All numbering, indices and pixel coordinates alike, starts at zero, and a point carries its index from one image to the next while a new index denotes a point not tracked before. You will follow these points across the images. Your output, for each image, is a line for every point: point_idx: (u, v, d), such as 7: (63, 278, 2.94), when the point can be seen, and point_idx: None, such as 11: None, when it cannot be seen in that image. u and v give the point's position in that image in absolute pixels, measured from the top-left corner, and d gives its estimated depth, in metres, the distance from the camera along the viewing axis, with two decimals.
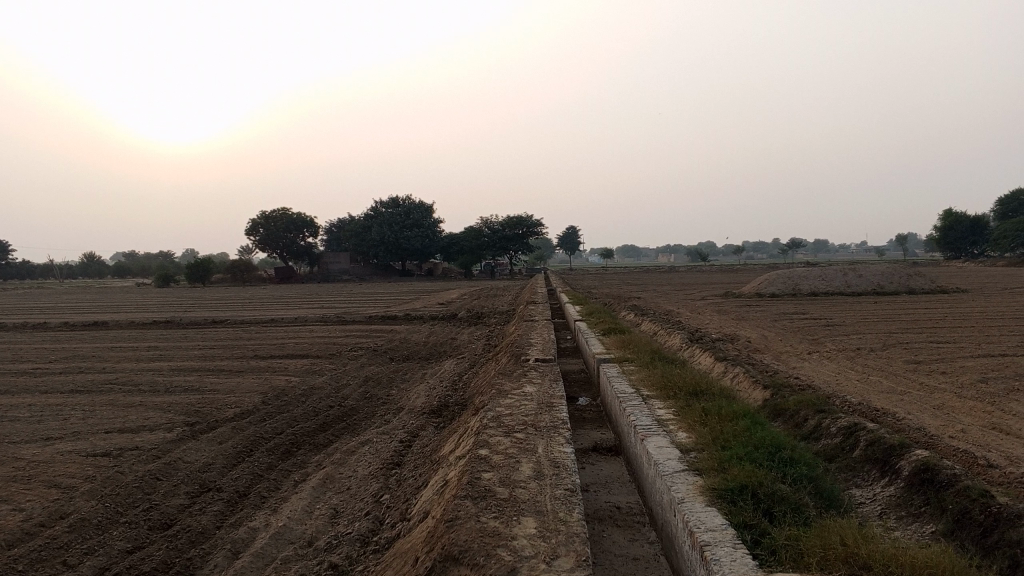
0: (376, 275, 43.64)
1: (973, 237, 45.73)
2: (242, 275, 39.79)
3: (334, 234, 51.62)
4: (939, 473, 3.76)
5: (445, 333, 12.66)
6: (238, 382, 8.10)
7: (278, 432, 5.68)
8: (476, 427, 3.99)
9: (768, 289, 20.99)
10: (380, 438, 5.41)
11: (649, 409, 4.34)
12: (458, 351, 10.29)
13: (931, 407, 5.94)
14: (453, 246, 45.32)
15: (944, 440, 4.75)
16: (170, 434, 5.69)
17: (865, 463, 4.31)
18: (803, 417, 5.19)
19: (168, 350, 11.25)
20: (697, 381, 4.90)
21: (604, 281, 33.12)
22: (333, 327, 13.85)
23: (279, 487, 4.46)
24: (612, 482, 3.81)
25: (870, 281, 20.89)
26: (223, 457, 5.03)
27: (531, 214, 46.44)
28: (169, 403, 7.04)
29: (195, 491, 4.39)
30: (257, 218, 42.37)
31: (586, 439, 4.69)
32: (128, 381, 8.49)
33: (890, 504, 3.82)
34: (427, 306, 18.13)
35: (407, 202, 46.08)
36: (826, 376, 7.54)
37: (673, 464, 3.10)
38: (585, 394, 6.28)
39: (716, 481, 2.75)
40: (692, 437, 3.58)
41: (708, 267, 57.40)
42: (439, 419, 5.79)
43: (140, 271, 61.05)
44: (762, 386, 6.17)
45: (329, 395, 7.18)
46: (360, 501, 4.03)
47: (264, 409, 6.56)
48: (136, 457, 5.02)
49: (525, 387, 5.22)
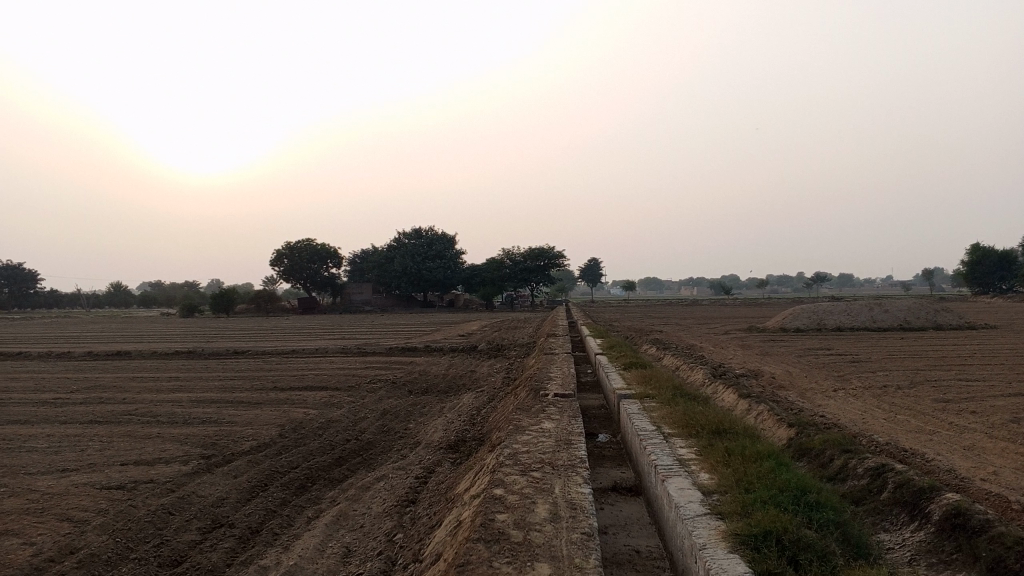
0: (398, 306, 43.78)
1: (1001, 271, 45.09)
2: (265, 306, 40.08)
3: (356, 265, 51.95)
4: (972, 518, 3.62)
5: (464, 365, 12.61)
6: (256, 413, 8.08)
7: (294, 466, 5.62)
8: (492, 465, 3.91)
9: (792, 324, 20.77)
10: (396, 473, 5.34)
11: (670, 448, 4.24)
12: (477, 384, 10.22)
13: (962, 448, 5.77)
14: (474, 278, 45.45)
15: (976, 483, 4.60)
16: (185, 467, 5.65)
17: (893, 506, 4.16)
18: (829, 457, 5.05)
19: (189, 381, 11.27)
20: (720, 419, 4.79)
21: (626, 315, 33.01)
22: (353, 359, 13.84)
23: (292, 523, 4.39)
24: (632, 524, 3.70)
25: (896, 317, 20.61)
26: (237, 491, 4.97)
27: (553, 247, 46.56)
28: (187, 435, 7.01)
29: (207, 526, 4.33)
30: (281, 249, 42.76)
31: (605, 478, 4.59)
32: (148, 412, 8.49)
33: (920, 550, 3.68)
34: (448, 338, 18.07)
35: (429, 233, 46.34)
36: (853, 414, 7.38)
37: (694, 507, 3.00)
38: (605, 431, 6.17)
39: (739, 525, 2.64)
40: (714, 478, 3.48)
41: (730, 301, 57.07)
42: (456, 454, 5.71)
43: (165, 301, 61.73)
44: (786, 424, 6.04)
45: (347, 428, 7.12)
46: (374, 540, 3.95)
47: (280, 442, 6.51)
48: (150, 491, 4.98)
49: (543, 423, 5.13)
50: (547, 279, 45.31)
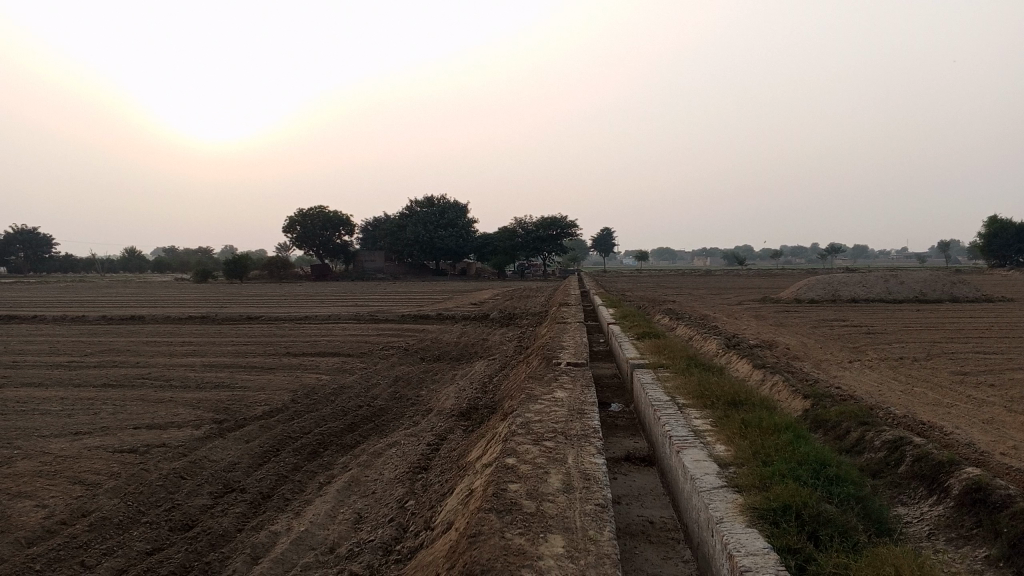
0: (411, 274, 43.77)
1: (1019, 244, 44.61)
2: (278, 272, 40.15)
3: (369, 233, 51.94)
4: (992, 493, 3.55)
5: (476, 333, 12.57)
6: (268, 379, 8.08)
7: (305, 432, 5.60)
8: (505, 433, 3.86)
9: (806, 295, 20.62)
10: (407, 440, 5.31)
11: (685, 419, 4.18)
12: (489, 353, 10.18)
13: (981, 421, 5.68)
14: (486, 246, 44.88)
15: (996, 457, 4.52)
16: (197, 431, 5.64)
17: (911, 480, 4.10)
18: (846, 430, 4.99)
19: (202, 346, 11.30)
20: (736, 390, 4.71)
21: (638, 285, 32.89)
22: (365, 326, 13.82)
23: (304, 489, 4.37)
24: (646, 494, 3.65)
25: (911, 289, 20.41)
26: (248, 456, 4.96)
27: (565, 217, 46.43)
28: (199, 399, 7.02)
29: (219, 491, 4.32)
30: (294, 215, 42.72)
31: (618, 448, 4.54)
32: (161, 376, 8.51)
33: (939, 525, 3.62)
34: (460, 307, 18.03)
35: (442, 201, 46.21)
36: (869, 386, 7.30)
37: (711, 479, 2.95)
38: (618, 400, 6.12)
39: (756, 499, 2.58)
40: (731, 450, 3.42)
41: (743, 271, 56.85)
42: (468, 422, 5.68)
43: (179, 267, 62.01)
44: (802, 395, 5.96)
45: (359, 394, 7.10)
46: (385, 507, 3.92)
47: (292, 407, 6.50)
48: (162, 455, 4.98)
49: (556, 392, 5.07)
50: (559, 248, 45.23)
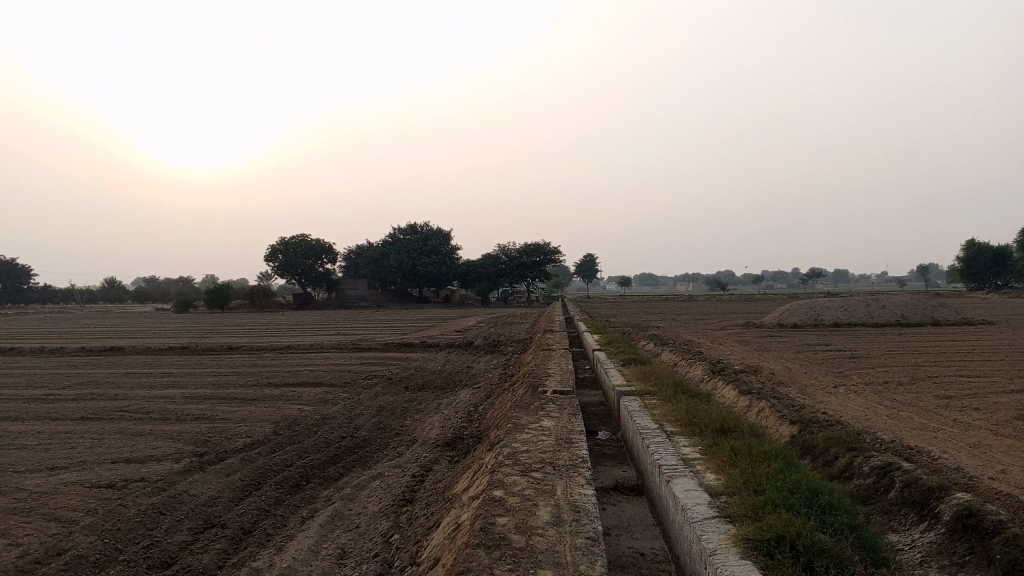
0: (394, 302, 43.60)
1: (997, 267, 45.18)
2: (260, 301, 39.87)
3: (352, 261, 51.79)
4: (984, 519, 3.52)
5: (461, 361, 12.49)
6: (250, 410, 7.95)
7: (287, 464, 5.50)
8: (491, 464, 3.80)
9: (789, 320, 20.70)
10: (392, 471, 5.23)
11: (673, 447, 4.13)
12: (474, 381, 10.10)
13: (968, 445, 5.67)
14: (469, 273, 44.99)
15: (985, 482, 4.50)
16: (177, 465, 5.53)
17: (901, 506, 4.07)
18: (833, 455, 4.96)
19: (182, 377, 11.12)
20: (724, 417, 4.68)
21: (622, 311, 32.91)
22: (348, 355, 13.70)
23: (286, 524, 4.27)
24: (635, 525, 3.60)
25: (893, 312, 20.55)
26: (229, 490, 4.86)
27: (548, 243, 46.57)
28: (179, 432, 6.89)
29: (199, 526, 4.22)
30: (276, 244, 42.54)
31: (607, 477, 4.48)
32: (140, 408, 8.36)
33: (931, 552, 3.58)
34: (443, 334, 17.93)
35: (425, 229, 46.22)
36: (855, 411, 7.29)
37: (702, 509, 2.90)
38: (605, 428, 6.07)
39: (749, 530, 2.54)
40: (721, 479, 3.37)
41: (726, 296, 57.17)
42: (453, 452, 5.60)
43: (160, 297, 61.49)
44: (789, 421, 5.93)
45: (342, 425, 7.00)
46: (369, 541, 3.84)
47: (275, 439, 6.39)
48: (141, 490, 4.86)
49: (543, 421, 5.02)
50: (543, 275, 45.30)
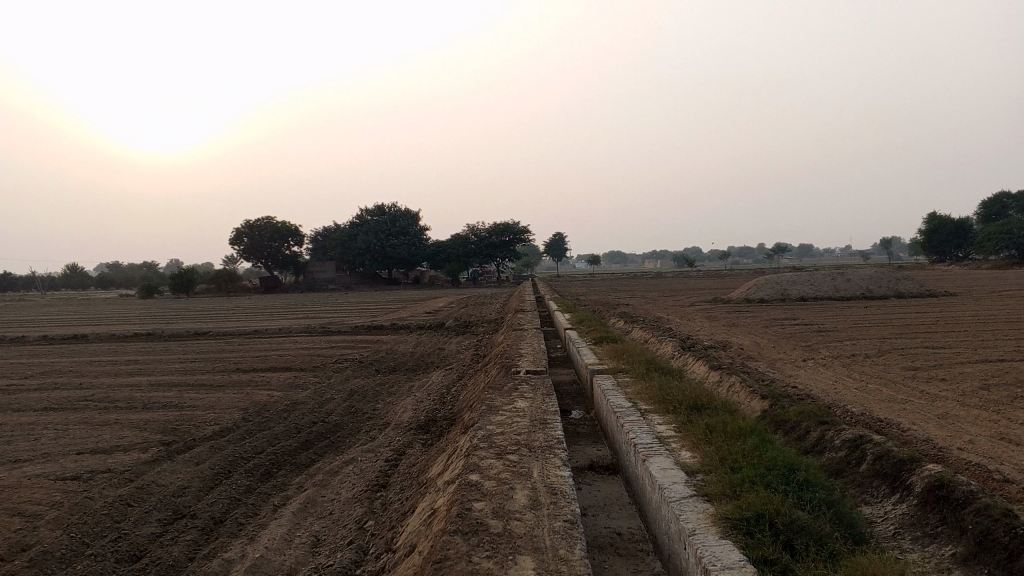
0: (363, 284, 43.28)
1: (958, 240, 46.01)
2: (226, 286, 39.33)
3: (320, 243, 51.30)
4: (955, 490, 3.55)
5: (432, 342, 12.43)
6: (218, 397, 7.82)
7: (258, 451, 5.42)
8: (466, 447, 3.76)
9: (756, 295, 20.90)
10: (365, 456, 5.17)
11: (648, 426, 4.12)
12: (445, 362, 10.04)
13: (936, 416, 5.75)
14: (439, 254, 44.82)
15: (954, 452, 4.56)
16: (144, 455, 5.42)
17: (873, 478, 4.10)
18: (805, 429, 4.99)
19: (148, 364, 10.92)
20: (697, 394, 4.67)
21: (592, 289, 32.99)
22: (317, 338, 13.56)
23: (258, 512, 4.20)
24: (611, 504, 3.58)
25: (858, 285, 20.81)
26: (199, 480, 4.77)
27: (517, 222, 46.52)
28: (147, 421, 6.75)
29: (169, 518, 4.13)
30: (241, 227, 41.94)
31: (581, 457, 4.46)
32: (106, 397, 8.19)
33: (904, 523, 3.61)
34: (413, 316, 17.80)
35: (393, 209, 45.88)
36: (824, 385, 7.36)
37: (680, 488, 2.88)
38: (578, 407, 6.05)
39: (728, 508, 2.52)
40: (697, 457, 3.37)
41: (693, 273, 57.63)
42: (426, 435, 5.55)
43: (124, 283, 60.51)
44: (760, 395, 5.96)
45: (313, 410, 6.91)
46: (343, 529, 3.78)
47: (244, 426, 6.29)
48: (107, 481, 4.75)
49: (517, 401, 4.98)
50: (512, 254, 45.27)
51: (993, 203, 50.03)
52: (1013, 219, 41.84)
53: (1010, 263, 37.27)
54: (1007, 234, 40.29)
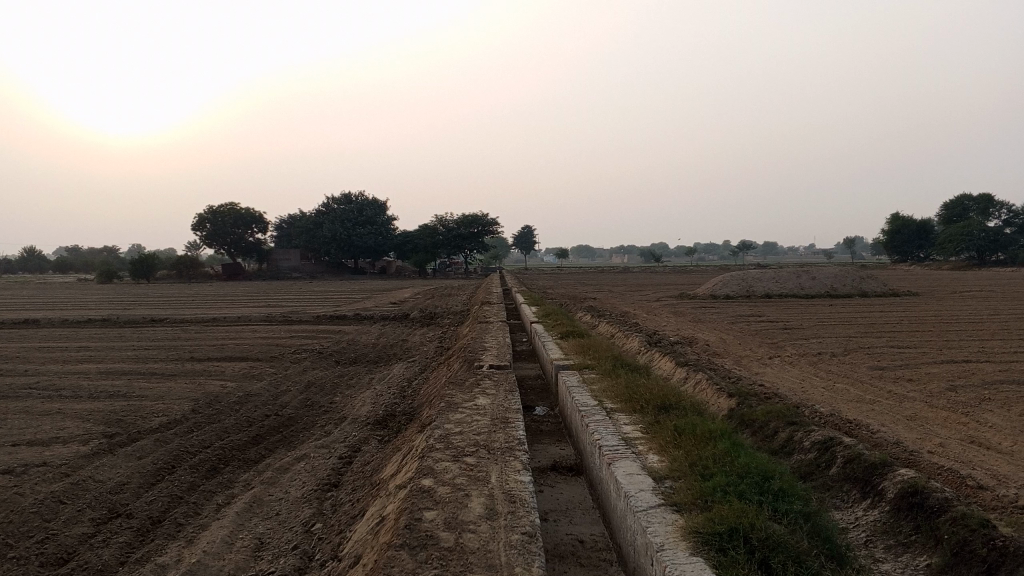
0: (328, 273, 42.72)
1: (919, 241, 46.75)
2: (188, 272, 38.54)
3: (285, 231, 50.58)
4: (929, 497, 3.42)
5: (395, 334, 12.16)
6: (169, 387, 7.50)
7: (205, 446, 5.15)
8: (421, 447, 3.54)
9: (722, 291, 20.91)
10: (318, 452, 4.94)
11: (614, 426, 3.93)
12: (409, 355, 9.80)
13: (905, 418, 5.65)
14: (407, 244, 44.48)
15: (925, 456, 4.45)
16: (84, 448, 5.11)
17: (843, 482, 3.97)
18: (774, 429, 4.85)
19: (98, 351, 10.51)
20: (665, 392, 4.49)
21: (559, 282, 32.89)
22: (277, 328, 13.19)
23: (199, 512, 3.95)
24: (574, 509, 3.39)
25: (822, 284, 20.88)
26: (139, 476, 4.49)
27: (486, 214, 46.25)
28: (91, 411, 6.43)
29: (102, 517, 3.85)
30: (204, 213, 41.05)
31: (544, 456, 4.27)
32: (50, 385, 7.83)
33: (876, 531, 3.48)
34: (378, 307, 17.47)
35: (360, 198, 45.39)
36: (792, 383, 7.26)
37: (646, 496, 2.70)
38: (542, 404, 5.87)
39: (698, 520, 2.34)
40: (665, 461, 3.19)
41: (659, 268, 58.12)
42: (383, 431, 5.33)
43: (82, 267, 59.21)
44: (727, 394, 5.81)
45: (266, 402, 6.64)
46: (289, 532, 3.55)
47: (193, 418, 6.00)
48: (40, 476, 4.46)
49: (478, 398, 4.77)
50: (480, 246, 45.09)
51: (955, 204, 50.84)
52: (972, 222, 42.52)
53: (970, 266, 37.86)
54: (968, 235, 40.89)
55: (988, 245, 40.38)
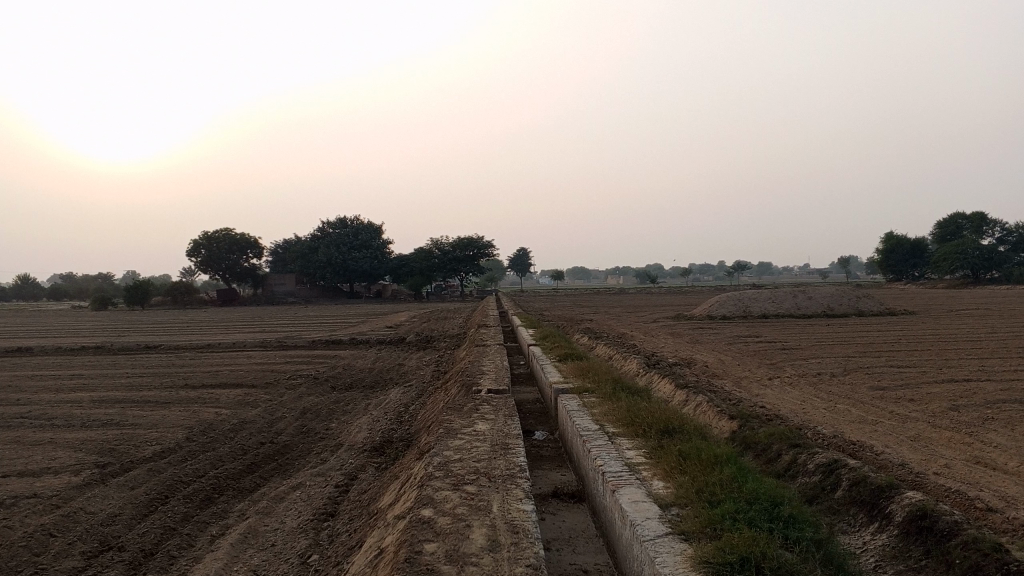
0: (323, 298, 42.63)
1: (914, 260, 46.86)
2: (182, 298, 38.42)
3: (280, 256, 50.54)
4: (939, 520, 3.35)
5: (392, 358, 12.08)
6: (162, 415, 7.41)
7: (199, 475, 5.06)
8: (420, 476, 3.47)
9: (718, 311, 20.88)
10: (314, 481, 4.85)
11: (618, 451, 3.86)
12: (405, 379, 9.71)
13: (908, 439, 5.58)
14: (402, 267, 44.45)
15: (932, 478, 4.38)
16: (75, 478, 5.02)
17: (850, 505, 3.89)
18: (777, 452, 4.78)
19: (92, 379, 10.40)
20: (667, 416, 4.42)
21: (555, 304, 32.82)
22: (272, 353, 13.10)
23: (193, 544, 3.86)
24: (577, 537, 3.31)
25: (819, 303, 20.85)
26: (132, 507, 4.40)
27: (481, 237, 46.30)
28: (83, 440, 6.33)
29: (94, 550, 3.76)
30: (199, 238, 41.01)
31: (545, 482, 4.20)
32: (42, 414, 7.72)
33: (885, 555, 3.40)
34: (374, 330, 17.38)
35: (356, 222, 45.40)
36: (792, 405, 7.20)
37: (653, 524, 2.63)
38: (542, 428, 5.80)
39: (708, 549, 2.27)
40: (671, 487, 3.12)
41: (654, 290, 58.14)
42: (380, 458, 5.25)
43: (77, 294, 59.01)
44: (729, 416, 5.74)
45: (261, 430, 6.54)
46: (285, 563, 3.46)
47: (187, 447, 5.91)
48: (31, 508, 4.36)
49: (477, 424, 4.70)
50: (476, 268, 45.09)
51: (948, 223, 51.06)
52: (966, 239, 42.64)
53: (965, 284, 37.94)
54: (962, 253, 41.04)
55: (983, 262, 40.51)
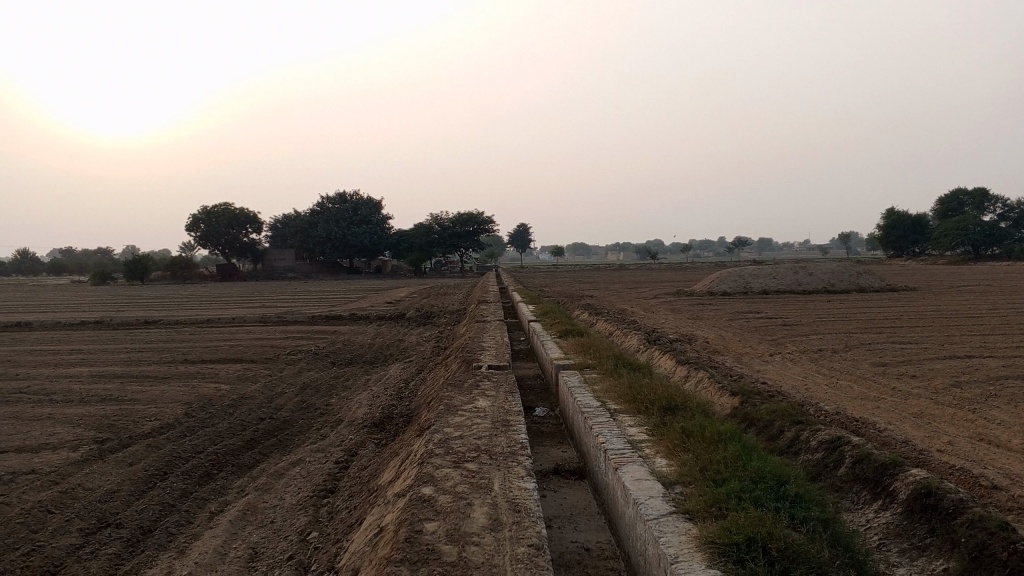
0: (323, 273, 42.55)
1: (915, 236, 46.76)
2: (182, 273, 38.35)
3: (280, 231, 50.40)
4: (944, 499, 3.31)
5: (392, 334, 12.03)
6: (162, 390, 7.37)
7: (198, 451, 5.03)
8: (421, 453, 3.43)
9: (719, 287, 20.83)
10: (313, 457, 4.82)
11: (619, 429, 3.82)
12: (405, 355, 9.66)
13: (911, 416, 5.54)
14: (402, 243, 44.33)
15: (935, 455, 4.34)
16: (74, 454, 4.99)
17: (853, 483, 3.86)
18: (779, 429, 4.74)
19: (91, 354, 10.35)
20: (669, 392, 4.38)
21: (555, 280, 32.80)
22: (272, 329, 13.05)
23: (191, 521, 3.83)
24: (579, 515, 3.28)
25: (820, 279, 20.79)
26: (130, 483, 4.37)
27: (481, 212, 46.13)
28: (82, 416, 6.29)
29: (92, 527, 3.73)
30: (198, 213, 40.83)
31: (546, 459, 4.16)
32: (41, 389, 7.69)
33: (889, 533, 3.37)
34: (374, 306, 17.35)
35: (355, 197, 45.23)
36: (794, 381, 7.16)
37: (657, 503, 2.59)
38: (542, 404, 5.76)
39: (713, 529, 2.24)
40: (674, 465, 3.08)
41: (654, 266, 58.04)
42: (380, 435, 5.22)
43: (77, 269, 58.90)
44: (730, 393, 5.70)
45: (261, 406, 6.51)
46: (284, 541, 3.43)
47: (186, 423, 5.87)
48: (29, 484, 4.33)
49: (478, 400, 4.66)
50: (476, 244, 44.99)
51: (950, 199, 50.91)
52: (968, 216, 42.47)
53: (965, 260, 37.90)
54: (963, 230, 40.94)
55: (984, 239, 40.40)
